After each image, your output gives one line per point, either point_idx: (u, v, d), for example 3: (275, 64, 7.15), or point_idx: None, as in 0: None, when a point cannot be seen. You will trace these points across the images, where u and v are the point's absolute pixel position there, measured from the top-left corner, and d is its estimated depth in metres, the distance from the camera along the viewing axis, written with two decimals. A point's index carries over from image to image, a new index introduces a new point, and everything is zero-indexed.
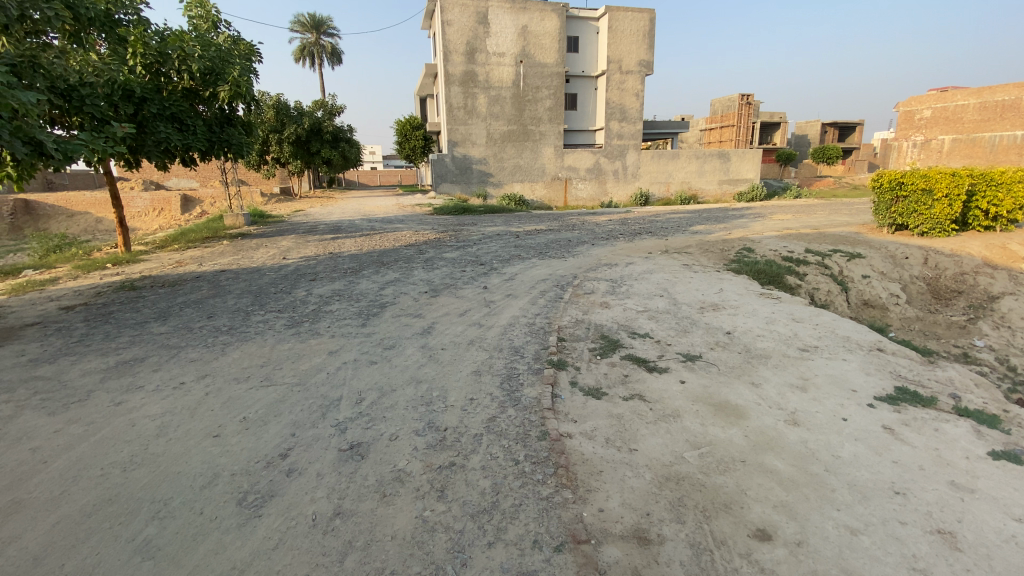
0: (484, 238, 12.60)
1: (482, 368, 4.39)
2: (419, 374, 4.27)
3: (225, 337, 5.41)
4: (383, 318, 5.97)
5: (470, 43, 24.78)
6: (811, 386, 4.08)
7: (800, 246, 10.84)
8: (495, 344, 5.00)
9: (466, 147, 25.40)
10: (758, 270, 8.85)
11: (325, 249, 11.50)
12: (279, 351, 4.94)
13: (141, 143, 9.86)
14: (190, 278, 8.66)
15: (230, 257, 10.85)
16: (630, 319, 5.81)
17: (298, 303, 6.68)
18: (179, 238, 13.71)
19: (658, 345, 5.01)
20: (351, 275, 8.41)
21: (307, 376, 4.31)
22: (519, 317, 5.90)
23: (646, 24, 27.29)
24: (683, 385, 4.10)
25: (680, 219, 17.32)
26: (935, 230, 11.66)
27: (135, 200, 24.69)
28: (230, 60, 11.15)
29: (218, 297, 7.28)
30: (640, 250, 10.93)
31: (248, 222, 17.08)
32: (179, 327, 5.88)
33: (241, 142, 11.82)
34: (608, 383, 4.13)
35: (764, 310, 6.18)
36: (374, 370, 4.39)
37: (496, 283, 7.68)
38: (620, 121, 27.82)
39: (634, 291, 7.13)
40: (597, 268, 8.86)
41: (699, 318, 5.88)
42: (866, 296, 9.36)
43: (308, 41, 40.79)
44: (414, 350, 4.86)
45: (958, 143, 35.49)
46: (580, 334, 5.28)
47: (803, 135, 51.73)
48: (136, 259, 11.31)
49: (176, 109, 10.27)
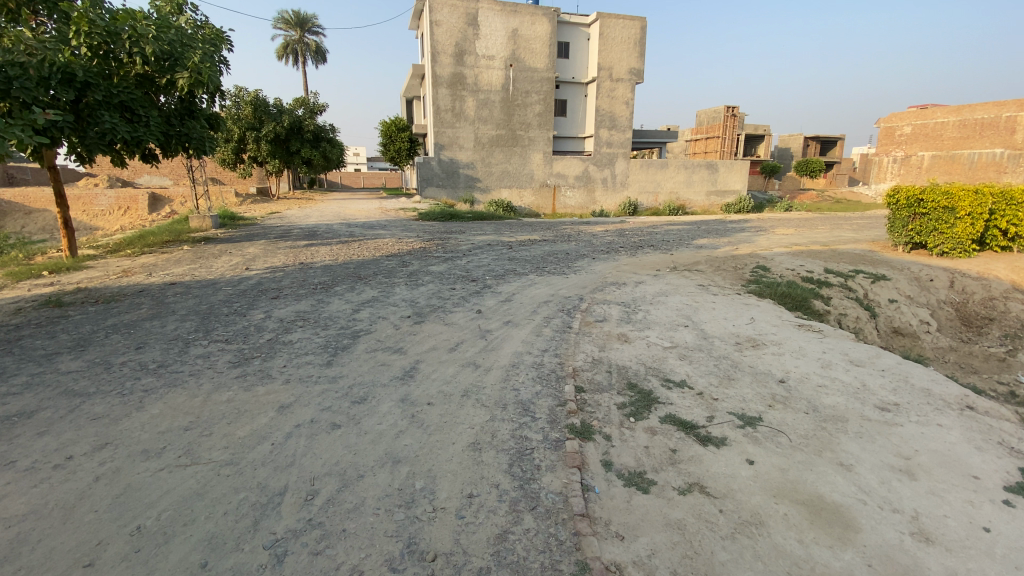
0: (475, 249, 11.55)
1: (481, 437, 3.28)
2: (396, 448, 3.15)
3: (148, 382, 4.20)
4: (354, 354, 4.83)
5: (459, 44, 23.75)
6: (919, 472, 3.10)
7: (818, 265, 9.97)
8: (495, 397, 3.89)
9: (453, 151, 24.30)
10: (783, 293, 7.91)
11: (296, 258, 10.31)
12: (213, 405, 3.77)
13: (81, 133, 8.48)
14: (132, 293, 7.37)
15: (186, 266, 9.53)
16: (659, 359, 4.78)
17: (252, 330, 5.50)
18: (136, 242, 12.34)
19: (703, 400, 3.96)
20: (321, 293, 7.23)
21: (244, 449, 3.17)
22: (523, 355, 4.80)
23: (637, 32, 26.64)
24: (753, 468, 3.08)
25: (678, 231, 16.46)
26: (956, 250, 10.81)
27: (99, 198, 23.03)
28: (192, 45, 9.74)
29: (158, 319, 6.04)
30: (647, 266, 9.97)
31: (216, 224, 15.75)
32: (96, 363, 4.65)
33: (203, 136, 10.44)
34: (653, 464, 3.10)
35: (812, 347, 5.20)
36: (339, 437, 3.29)
37: (492, 306, 6.59)
38: (609, 129, 27.02)
39: (654, 320, 6.08)
40: (604, 288, 7.84)
41: (740, 360, 4.86)
42: (895, 323, 8.54)
43: (292, 38, 39.41)
44: (390, 406, 3.73)
45: (937, 160, 35.16)
46: (603, 382, 4.22)
47: (786, 147, 51.90)
48: (79, 266, 9.87)
49: (126, 97, 8.87)
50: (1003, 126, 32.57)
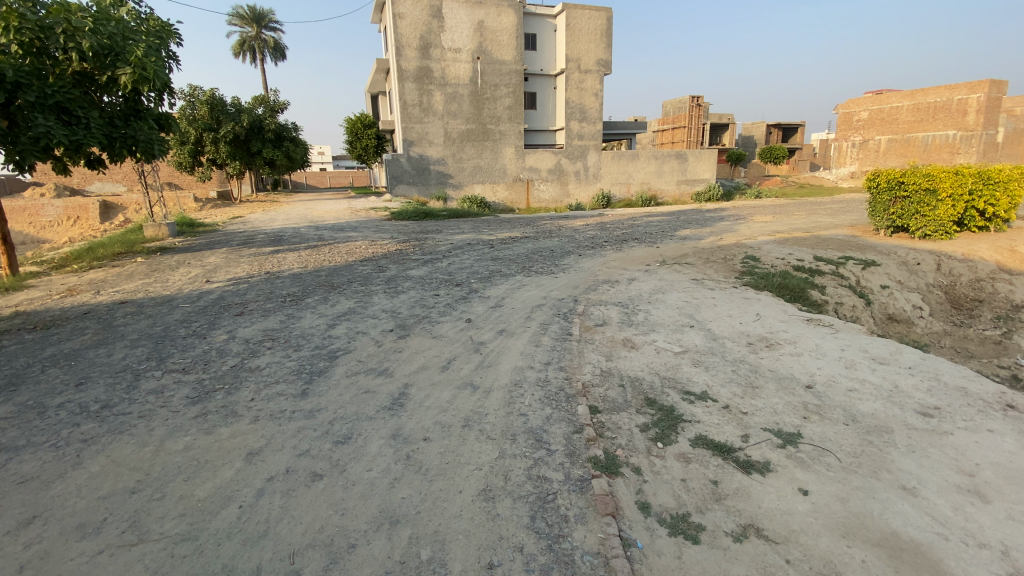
0: (454, 249, 11.01)
1: (492, 482, 2.79)
2: (392, 504, 2.64)
3: (88, 429, 3.50)
4: (332, 379, 4.26)
5: (424, 37, 22.97)
6: (989, 493, 2.76)
7: (806, 253, 9.75)
8: (501, 427, 3.37)
9: (423, 146, 23.53)
10: (780, 284, 7.60)
11: (262, 266, 9.56)
12: (166, 456, 3.15)
13: (12, 138, 7.49)
14: (76, 315, 6.52)
15: (140, 282, 8.68)
16: (672, 367, 4.32)
17: (213, 356, 4.86)
18: (83, 255, 11.31)
19: (731, 415, 3.53)
20: (291, 306, 6.59)
21: (205, 517, 2.60)
22: (524, 371, 4.30)
23: (604, 23, 26.28)
24: (810, 500, 2.68)
25: (659, 222, 16.19)
26: (938, 233, 10.90)
27: (45, 208, 21.39)
28: (134, 38, 8.73)
29: (103, 346, 5.28)
30: (635, 260, 9.59)
31: (173, 232, 14.71)
32: (26, 405, 3.89)
33: (152, 138, 9.38)
34: (697, 503, 2.66)
35: (829, 345, 4.86)
36: (323, 493, 2.76)
37: (481, 313, 6.09)
38: (580, 121, 26.60)
39: (656, 321, 5.62)
40: (597, 287, 7.42)
41: (757, 363, 4.47)
42: (890, 310, 8.39)
43: (248, 35, 37.67)
44: (380, 446, 3.20)
45: (894, 143, 36.58)
46: (618, 399, 3.75)
47: (750, 135, 52.70)
48: (19, 285, 8.84)
49: (62, 97, 7.87)
50: (955, 108, 33.21)
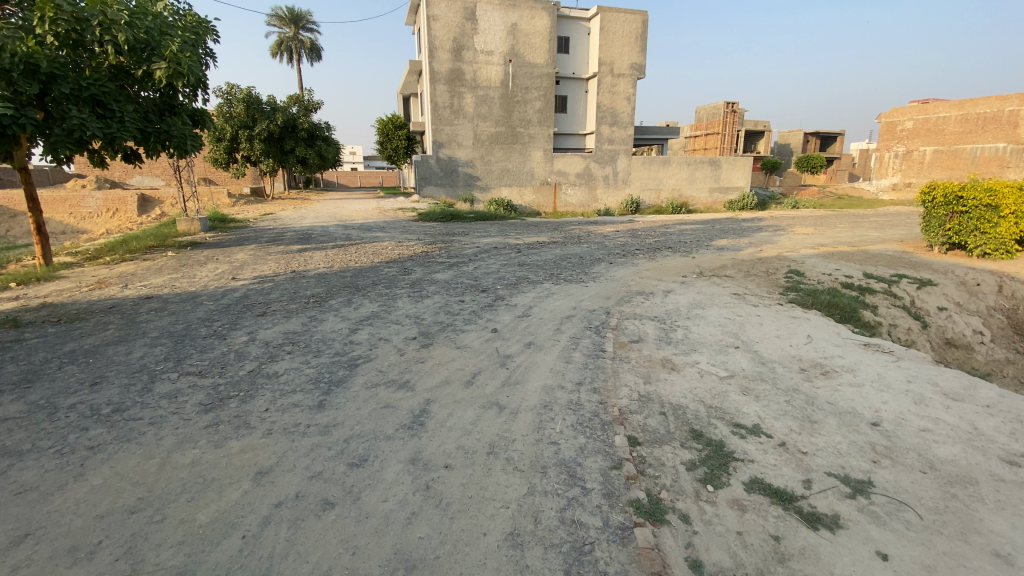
0: (480, 253, 10.77)
1: (521, 524, 2.48)
2: (408, 545, 2.36)
3: (96, 435, 3.32)
4: (350, 391, 4.02)
5: (457, 39, 22.90)
6: None
7: (855, 269, 9.13)
8: (530, 457, 3.06)
9: (452, 148, 23.45)
10: (830, 303, 7.07)
11: (288, 265, 9.48)
12: (172, 472, 2.94)
13: (47, 130, 7.52)
14: (101, 309, 6.48)
15: (168, 276, 8.68)
16: (718, 395, 3.93)
17: (232, 359, 4.69)
18: (117, 248, 11.49)
19: (790, 455, 3.14)
20: (314, 308, 6.43)
21: (204, 548, 2.36)
22: (555, 391, 3.98)
23: (639, 27, 25.73)
24: (892, 568, 2.29)
25: (693, 231, 15.65)
26: (999, 251, 10.11)
27: (87, 200, 22.07)
28: (170, 33, 8.77)
29: (124, 343, 5.18)
30: (670, 271, 9.16)
31: (205, 227, 14.90)
32: (38, 405, 3.76)
33: (185, 133, 9.38)
34: (757, 564, 2.30)
35: (892, 376, 4.39)
36: (333, 526, 2.49)
37: (508, 323, 5.79)
38: (611, 125, 26.13)
39: (697, 340, 5.21)
40: (631, 298, 7.05)
41: (813, 393, 4.04)
42: (949, 334, 7.76)
43: (286, 35, 38.39)
44: (397, 472, 2.92)
45: (940, 154, 34.77)
46: (659, 430, 3.40)
47: (785, 143, 51.13)
48: (52, 275, 8.94)
49: (98, 90, 7.91)
50: (1006, 120, 31.56)
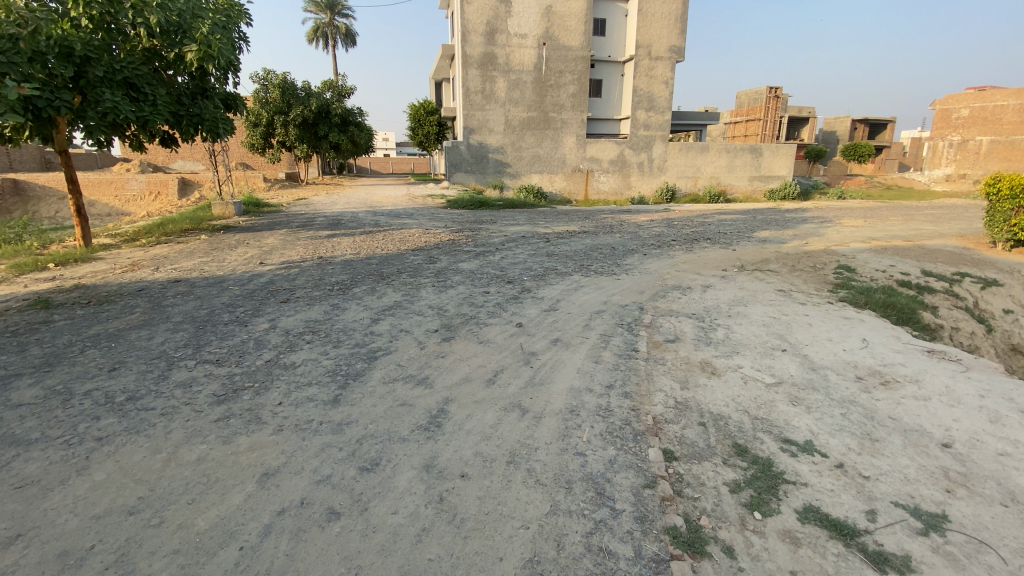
0: (508, 242, 10.49)
1: (542, 549, 2.22)
2: (416, 567, 2.13)
3: (105, 426, 3.22)
4: (366, 387, 3.82)
5: (491, 22, 22.42)
6: None
7: (912, 266, 8.42)
8: (554, 469, 2.79)
9: (483, 134, 23.10)
10: (884, 302, 6.50)
11: (315, 250, 9.43)
12: (176, 469, 2.80)
13: (82, 113, 7.56)
14: (130, 292, 6.51)
15: (198, 260, 8.73)
16: (765, 404, 3.56)
17: (249, 348, 4.57)
18: (154, 230, 11.71)
19: (848, 479, 2.78)
20: (336, 295, 6.29)
21: (199, 559, 2.19)
22: (584, 395, 3.67)
23: (680, 7, 24.61)
24: None
25: (733, 221, 14.94)
26: None
27: (130, 183, 22.74)
28: (201, 15, 8.73)
29: (147, 328, 5.13)
30: (708, 263, 8.68)
31: (239, 211, 15.09)
32: (54, 391, 3.71)
33: (216, 117, 9.39)
34: None
35: (963, 389, 3.91)
36: (337, 540, 2.28)
37: (534, 317, 5.50)
38: (647, 110, 25.22)
39: (740, 341, 4.81)
40: (666, 293, 6.66)
41: (872, 406, 3.62)
42: (1015, 340, 7.09)
43: (322, 21, 38.66)
44: (409, 480, 2.70)
45: (996, 145, 32.25)
46: (698, 443, 3.07)
47: (832, 130, 48.63)
48: (90, 257, 9.12)
49: (131, 73, 7.93)
50: None
